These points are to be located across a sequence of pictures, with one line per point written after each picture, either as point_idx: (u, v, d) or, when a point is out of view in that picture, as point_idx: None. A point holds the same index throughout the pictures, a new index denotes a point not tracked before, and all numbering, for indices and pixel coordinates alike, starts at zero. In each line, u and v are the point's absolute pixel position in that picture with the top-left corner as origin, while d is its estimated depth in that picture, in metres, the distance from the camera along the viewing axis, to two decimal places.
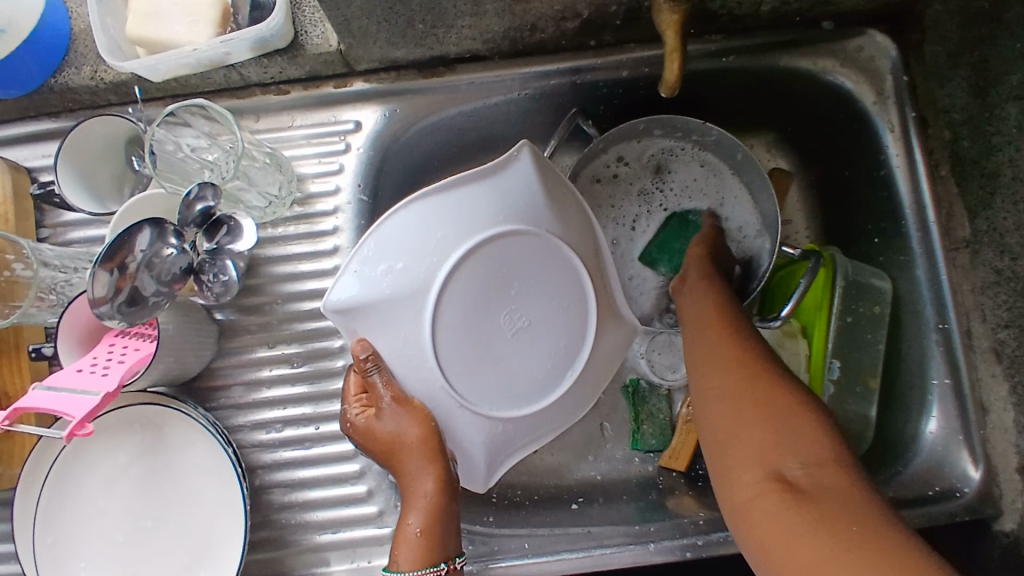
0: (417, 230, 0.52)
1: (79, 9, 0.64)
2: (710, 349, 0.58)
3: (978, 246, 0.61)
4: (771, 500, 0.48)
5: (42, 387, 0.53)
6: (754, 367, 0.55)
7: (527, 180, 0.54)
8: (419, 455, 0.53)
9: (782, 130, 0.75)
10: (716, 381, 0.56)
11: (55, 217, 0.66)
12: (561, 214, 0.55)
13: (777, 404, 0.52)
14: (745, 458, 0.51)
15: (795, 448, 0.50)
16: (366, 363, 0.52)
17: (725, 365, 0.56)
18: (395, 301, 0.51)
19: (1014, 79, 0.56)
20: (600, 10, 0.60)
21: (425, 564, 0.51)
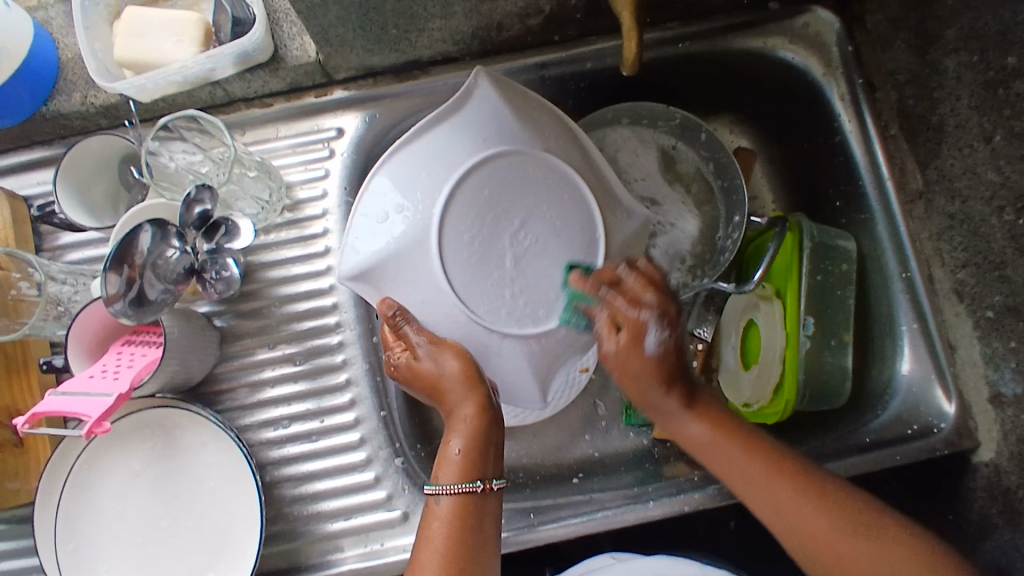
0: (403, 181, 0.58)
1: (66, 39, 0.68)
2: (778, 500, 0.56)
3: (931, 195, 0.66)
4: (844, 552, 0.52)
5: (57, 392, 0.55)
6: (820, 495, 0.55)
7: (487, 103, 0.59)
8: (459, 384, 0.55)
9: (741, 110, 0.80)
10: (805, 536, 0.54)
11: (53, 240, 0.69)
12: (532, 127, 0.59)
13: (879, 545, 0.52)
14: (786, 521, 0.55)
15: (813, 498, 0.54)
16: (395, 318, 0.56)
17: (810, 520, 0.54)
18: (398, 253, 0.57)
19: (949, 33, 0.59)
20: (561, 5, 0.65)
21: (465, 481, 0.53)
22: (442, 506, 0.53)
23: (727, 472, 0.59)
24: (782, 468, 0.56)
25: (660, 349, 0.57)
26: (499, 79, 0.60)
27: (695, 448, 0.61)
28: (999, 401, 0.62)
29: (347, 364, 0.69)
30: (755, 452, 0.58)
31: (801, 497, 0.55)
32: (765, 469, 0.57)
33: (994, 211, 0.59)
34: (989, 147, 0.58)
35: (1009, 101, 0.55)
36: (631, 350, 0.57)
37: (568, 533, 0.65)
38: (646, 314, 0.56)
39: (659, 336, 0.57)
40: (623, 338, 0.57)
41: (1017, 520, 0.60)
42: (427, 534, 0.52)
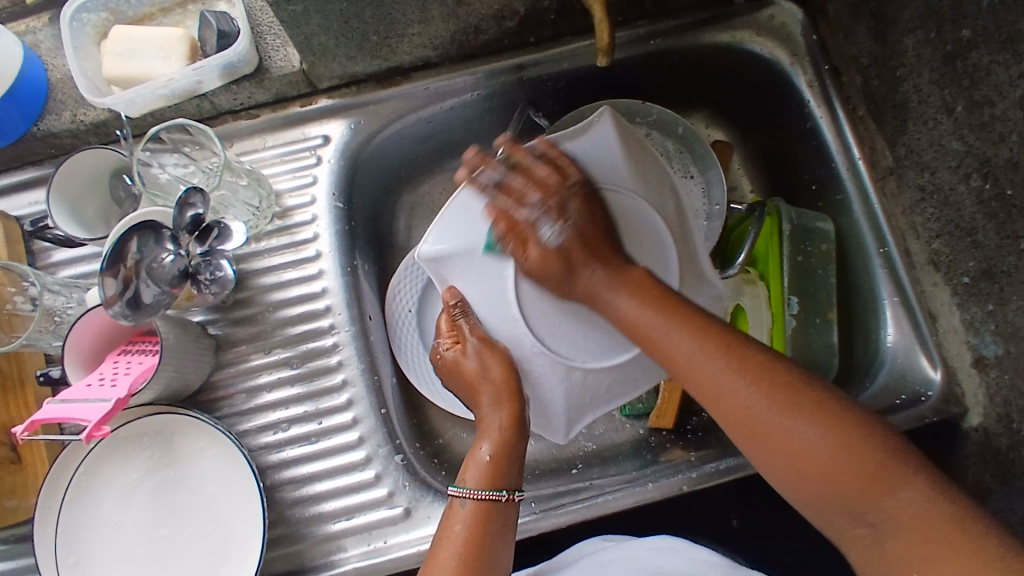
0: (506, 186, 0.60)
1: (54, 61, 0.70)
2: (710, 379, 0.50)
3: (901, 170, 0.68)
4: (795, 439, 0.46)
5: (57, 401, 0.56)
6: (755, 367, 0.49)
7: (606, 141, 0.61)
8: (496, 392, 0.59)
9: (715, 105, 0.83)
10: (742, 426, 0.49)
11: (46, 258, 0.70)
12: (637, 176, 0.62)
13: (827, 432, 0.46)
14: (728, 404, 0.49)
15: (746, 376, 0.49)
16: (454, 308, 0.62)
17: (747, 405, 0.48)
18: (472, 253, 0.61)
19: (906, 13, 0.61)
20: (535, 6, 0.67)
21: (490, 488, 0.55)
22: (466, 509, 0.55)
23: (664, 352, 0.54)
24: (715, 339, 0.51)
25: (562, 240, 0.57)
26: (623, 121, 0.62)
27: (632, 327, 0.56)
28: (982, 364, 0.64)
29: (342, 365, 0.70)
30: (687, 324, 0.53)
31: (734, 377, 0.49)
32: (694, 340, 0.52)
33: (962, 179, 0.61)
34: (952, 119, 0.60)
35: (967, 72, 0.57)
36: (532, 253, 0.58)
37: (570, 519, 0.67)
38: (535, 213, 0.58)
39: (554, 228, 0.58)
40: (524, 246, 0.58)
41: (1008, 480, 0.61)
42: (446, 534, 0.54)
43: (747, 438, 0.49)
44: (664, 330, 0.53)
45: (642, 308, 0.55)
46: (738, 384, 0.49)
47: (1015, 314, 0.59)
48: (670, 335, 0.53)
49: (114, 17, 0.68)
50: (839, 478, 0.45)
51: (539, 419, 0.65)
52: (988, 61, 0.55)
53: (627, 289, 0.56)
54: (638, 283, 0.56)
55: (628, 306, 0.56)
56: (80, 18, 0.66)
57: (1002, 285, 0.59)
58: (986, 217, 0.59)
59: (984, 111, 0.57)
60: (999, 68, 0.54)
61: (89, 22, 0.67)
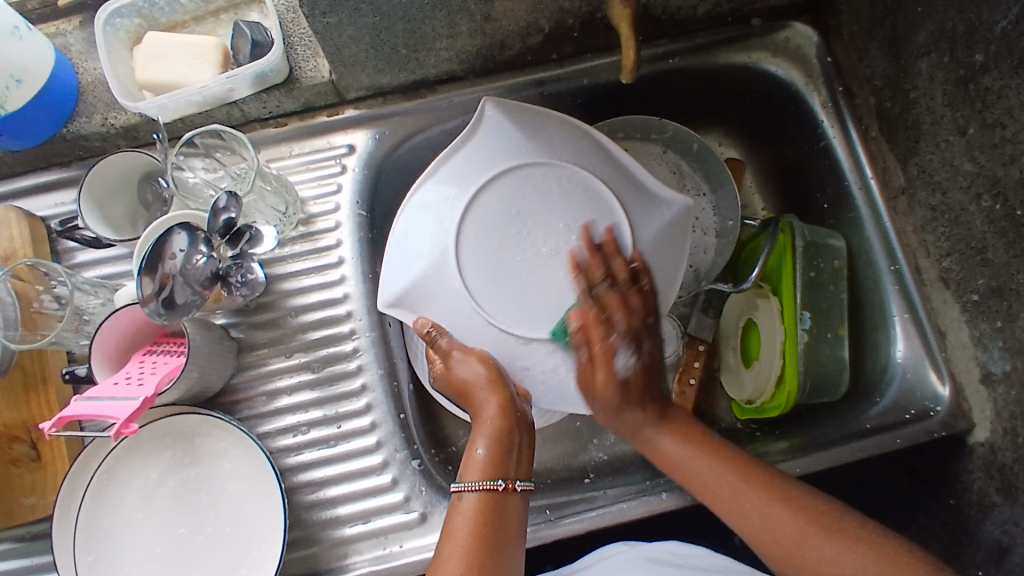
0: (429, 211, 0.63)
1: (86, 65, 0.71)
2: (744, 511, 0.58)
3: (912, 190, 0.70)
4: (830, 560, 0.54)
5: (84, 398, 0.57)
6: (784, 496, 0.57)
7: (499, 128, 0.64)
8: (484, 387, 0.59)
9: (730, 124, 0.85)
10: (792, 550, 0.55)
11: (70, 258, 0.71)
12: (539, 140, 0.63)
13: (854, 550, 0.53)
14: (762, 531, 0.57)
15: (777, 507, 0.57)
16: (429, 334, 0.62)
17: (792, 529, 0.56)
18: (423, 278, 0.62)
19: (920, 37, 0.64)
20: (559, 23, 0.69)
21: (488, 478, 0.56)
22: (466, 503, 0.56)
23: (702, 491, 0.61)
24: (744, 471, 0.60)
25: (630, 373, 0.61)
26: (507, 102, 0.65)
27: (672, 464, 0.63)
28: (990, 380, 0.66)
29: (361, 370, 0.71)
30: (719, 457, 0.61)
31: (777, 504, 0.57)
32: (727, 471, 0.60)
33: (972, 199, 0.63)
34: (963, 140, 0.62)
35: (979, 95, 0.59)
36: (607, 368, 0.60)
37: (584, 527, 0.67)
38: (616, 338, 0.60)
39: (630, 360, 0.61)
40: (595, 357, 0.60)
41: (1015, 495, 0.63)
42: (451, 528, 0.55)
43: (785, 562, 0.56)
44: (699, 463, 0.61)
45: (680, 445, 0.63)
46: (772, 509, 0.57)
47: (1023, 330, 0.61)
48: (705, 466, 0.61)
49: (147, 23, 0.70)
50: None
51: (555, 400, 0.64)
52: (999, 84, 0.57)
53: (667, 428, 0.64)
54: (677, 423, 0.64)
55: (669, 444, 0.63)
56: (113, 23, 0.68)
57: (1011, 302, 0.61)
58: (996, 236, 0.61)
59: (995, 133, 0.59)
60: (1009, 91, 0.56)
61: (122, 27, 0.69)
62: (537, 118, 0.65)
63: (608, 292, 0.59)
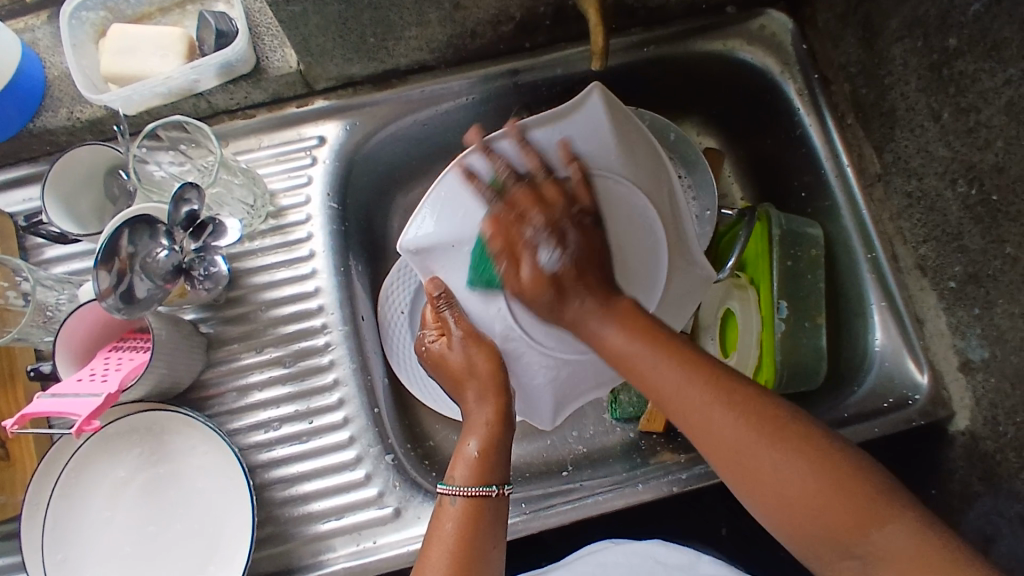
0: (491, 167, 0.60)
1: (52, 58, 0.70)
2: (691, 409, 0.49)
3: (888, 177, 0.69)
4: (782, 474, 0.45)
5: (47, 395, 0.56)
6: (738, 399, 0.48)
7: (594, 119, 0.60)
8: (485, 383, 0.59)
9: (706, 113, 0.84)
10: (729, 462, 0.47)
11: (38, 254, 0.70)
12: (629, 155, 0.61)
13: (815, 471, 0.45)
14: (708, 432, 0.48)
15: (728, 413, 0.48)
16: (438, 300, 0.61)
17: (731, 435, 0.47)
18: (457, 246, 0.60)
19: (894, 22, 0.63)
20: (531, 11, 0.68)
21: (480, 484, 0.55)
22: (455, 507, 0.55)
23: (642, 383, 0.52)
24: (701, 370, 0.50)
25: (560, 266, 0.54)
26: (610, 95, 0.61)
27: (614, 357, 0.54)
28: (969, 368, 0.65)
29: (334, 364, 0.70)
30: (671, 351, 0.51)
31: (717, 406, 0.48)
32: (677, 369, 0.50)
33: (948, 186, 0.62)
34: (938, 126, 0.61)
35: (953, 80, 0.58)
36: (524, 271, 0.55)
37: (560, 520, 0.67)
38: (533, 235, 0.55)
39: (553, 254, 0.54)
40: (514, 260, 0.56)
41: (995, 484, 0.62)
42: (438, 533, 0.54)
43: (731, 472, 0.47)
44: (646, 354, 0.52)
45: (625, 335, 0.53)
46: (719, 414, 0.48)
47: (1001, 317, 0.60)
48: (649, 359, 0.52)
49: (113, 16, 0.69)
50: (824, 507, 0.44)
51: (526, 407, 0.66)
52: (973, 68, 0.56)
53: (610, 317, 0.54)
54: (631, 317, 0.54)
55: (612, 335, 0.54)
56: (79, 17, 0.67)
57: (988, 289, 0.60)
58: (972, 222, 0.60)
59: (969, 118, 0.58)
60: (984, 75, 0.56)
61: (89, 20, 0.67)
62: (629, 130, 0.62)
63: (521, 187, 0.56)
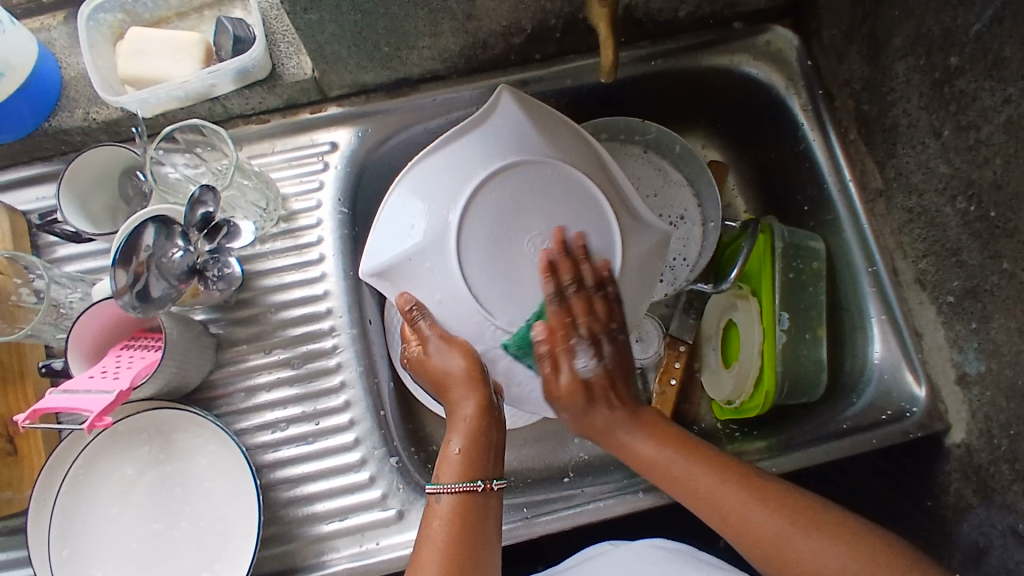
0: (427, 187, 0.61)
1: (69, 59, 0.71)
2: (711, 502, 0.58)
3: (890, 192, 0.71)
4: (798, 541, 0.54)
5: (59, 391, 0.57)
6: (748, 484, 0.58)
7: (512, 115, 0.63)
8: (463, 383, 0.59)
9: (712, 126, 0.86)
10: (766, 546, 0.55)
11: (51, 252, 0.71)
12: (551, 139, 0.63)
13: (826, 537, 0.54)
14: (730, 518, 0.57)
15: (746, 497, 0.57)
16: (411, 313, 0.60)
17: (775, 533, 0.55)
18: (414, 256, 0.59)
19: (898, 40, 0.64)
20: (542, 23, 0.69)
21: (465, 480, 0.57)
22: (443, 505, 0.56)
23: (670, 484, 0.61)
24: (711, 467, 0.59)
25: (592, 373, 0.62)
26: (521, 94, 0.64)
27: (644, 464, 0.63)
28: (965, 381, 0.66)
29: (341, 367, 0.71)
30: (686, 451, 0.61)
31: (757, 504, 0.56)
32: (693, 467, 0.60)
33: (948, 201, 0.63)
34: (939, 142, 0.63)
35: (954, 98, 0.60)
36: (567, 371, 0.61)
37: (562, 525, 0.67)
38: (579, 342, 0.60)
39: (588, 360, 0.61)
40: (558, 363, 0.61)
41: (990, 496, 0.63)
42: (427, 532, 0.56)
43: (756, 548, 0.56)
44: (665, 459, 0.61)
45: (649, 442, 0.62)
46: (731, 496, 0.57)
47: (997, 332, 0.61)
48: (670, 461, 0.61)
49: (130, 19, 0.70)
50: (841, 562, 0.53)
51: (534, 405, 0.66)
52: (974, 87, 0.58)
53: (634, 421, 0.63)
54: (652, 424, 0.63)
55: (639, 442, 0.62)
56: (97, 18, 0.68)
57: (985, 303, 0.62)
58: (971, 237, 0.61)
59: (970, 135, 0.59)
60: (984, 93, 0.57)
61: (106, 22, 0.69)
62: (549, 120, 0.64)
63: (573, 292, 0.59)
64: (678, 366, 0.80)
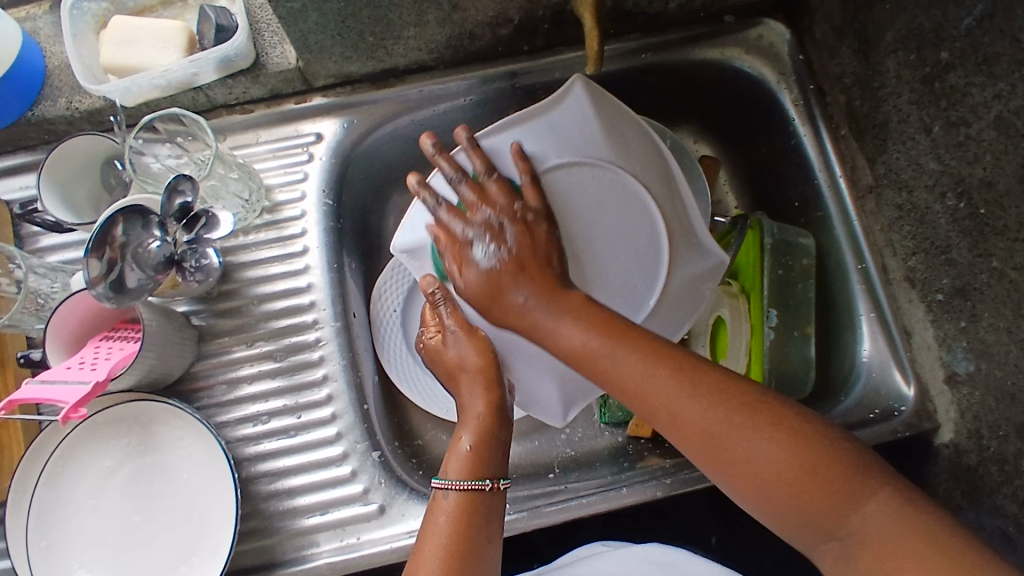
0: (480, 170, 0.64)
1: (53, 48, 0.71)
2: (642, 390, 0.50)
3: (880, 189, 0.69)
4: (736, 439, 0.47)
5: (35, 381, 0.56)
6: (688, 374, 0.49)
7: (580, 110, 0.65)
8: (475, 378, 0.60)
9: (703, 121, 0.84)
10: (701, 444, 0.48)
11: (33, 242, 0.70)
12: (616, 145, 0.65)
13: (771, 437, 0.46)
14: (664, 413, 0.49)
15: (683, 390, 0.49)
16: (434, 296, 0.63)
17: (707, 425, 0.47)
18: None
19: (888, 35, 0.63)
20: (529, 15, 0.69)
21: (473, 477, 0.55)
22: (450, 501, 0.54)
23: (596, 373, 0.53)
24: (644, 352, 0.51)
25: (494, 262, 0.56)
26: (595, 87, 0.66)
27: (569, 353, 0.54)
28: (954, 381, 0.65)
29: (324, 360, 0.70)
30: (619, 336, 0.52)
31: (691, 398, 0.48)
32: (626, 352, 0.51)
33: (937, 199, 0.62)
34: (929, 139, 0.62)
35: (944, 94, 0.59)
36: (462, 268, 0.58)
37: (544, 522, 0.67)
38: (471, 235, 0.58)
39: (487, 249, 0.56)
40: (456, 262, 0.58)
41: (977, 497, 0.62)
42: (432, 528, 0.53)
43: (692, 447, 0.48)
44: (592, 342, 0.52)
45: (575, 322, 0.53)
46: (668, 386, 0.49)
47: (986, 331, 0.60)
48: (597, 346, 0.52)
49: (115, 7, 0.69)
50: (785, 466, 0.45)
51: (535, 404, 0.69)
52: (964, 82, 0.57)
53: (558, 306, 0.54)
54: (577, 309, 0.54)
55: (562, 327, 0.54)
56: (81, 7, 0.67)
57: (975, 303, 0.61)
58: (960, 235, 0.60)
59: (959, 132, 0.58)
60: (974, 89, 0.56)
61: (90, 11, 0.68)
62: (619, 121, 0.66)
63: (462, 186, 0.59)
64: None
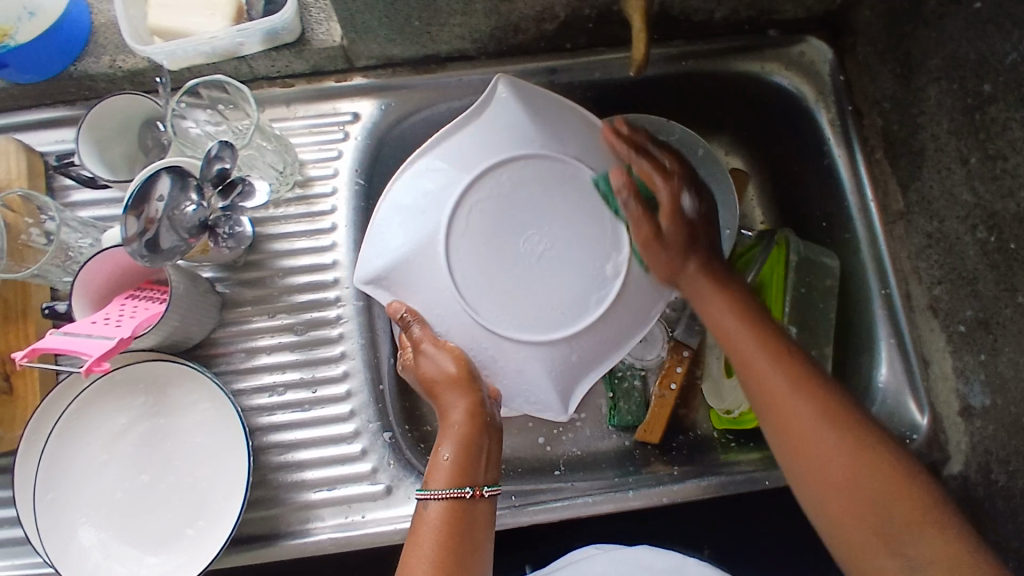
0: (427, 185, 0.64)
1: (100, 5, 0.71)
2: (762, 379, 0.56)
3: (911, 216, 0.69)
4: (830, 448, 0.52)
5: (60, 332, 0.57)
6: (807, 385, 0.55)
7: (508, 106, 0.65)
8: (450, 389, 0.59)
9: (737, 132, 0.85)
10: (800, 442, 0.53)
11: (65, 196, 0.71)
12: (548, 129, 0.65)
13: (860, 456, 0.51)
14: (781, 407, 0.55)
15: (801, 394, 0.54)
16: (404, 318, 0.62)
17: (811, 426, 0.53)
18: (408, 252, 0.63)
19: (932, 63, 0.63)
20: (576, 13, 0.69)
21: (453, 486, 0.56)
22: (432, 512, 0.55)
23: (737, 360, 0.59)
24: (775, 354, 0.57)
25: (693, 215, 0.64)
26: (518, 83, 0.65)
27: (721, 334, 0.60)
28: (968, 413, 0.65)
29: (343, 338, 0.71)
30: (763, 335, 0.58)
31: (805, 402, 0.54)
32: (758, 349, 0.57)
33: (968, 230, 0.62)
34: (965, 169, 0.62)
35: (984, 126, 0.59)
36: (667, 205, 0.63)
37: (548, 517, 0.67)
38: (676, 186, 0.63)
39: (693, 200, 0.64)
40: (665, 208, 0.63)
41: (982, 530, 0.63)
42: (416, 541, 0.54)
43: (789, 442, 0.54)
44: (737, 330, 0.59)
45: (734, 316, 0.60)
46: (785, 386, 0.55)
47: (1005, 366, 0.60)
48: (740, 336, 0.59)
49: None
50: (871, 487, 0.50)
51: (531, 400, 0.64)
52: (1005, 116, 0.57)
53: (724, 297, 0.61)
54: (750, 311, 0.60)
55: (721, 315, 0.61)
56: None
57: (997, 336, 0.61)
58: (988, 268, 0.60)
59: (996, 165, 0.58)
60: (1014, 124, 0.56)
61: None
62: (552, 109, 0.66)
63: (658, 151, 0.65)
64: (680, 371, 0.80)
